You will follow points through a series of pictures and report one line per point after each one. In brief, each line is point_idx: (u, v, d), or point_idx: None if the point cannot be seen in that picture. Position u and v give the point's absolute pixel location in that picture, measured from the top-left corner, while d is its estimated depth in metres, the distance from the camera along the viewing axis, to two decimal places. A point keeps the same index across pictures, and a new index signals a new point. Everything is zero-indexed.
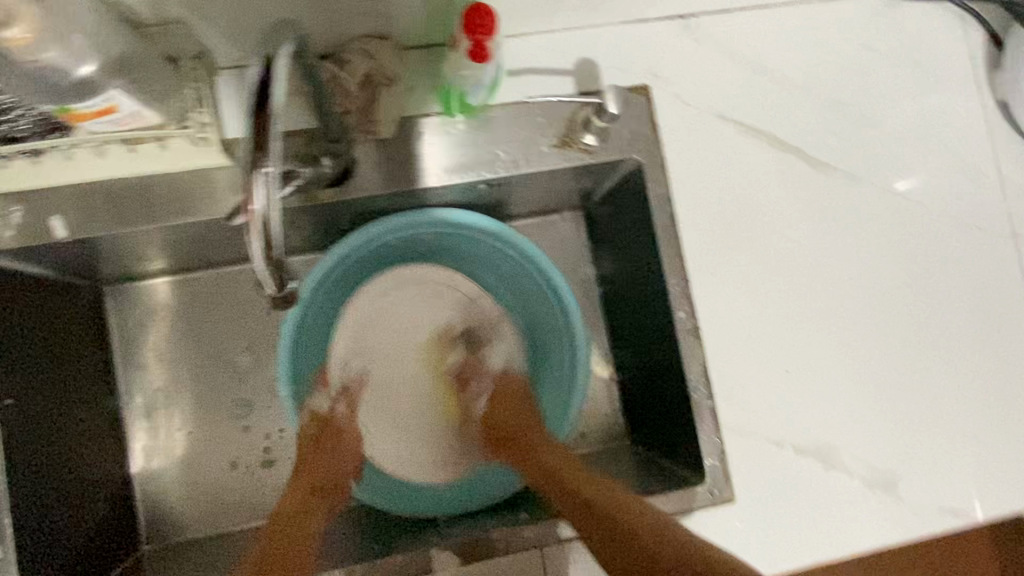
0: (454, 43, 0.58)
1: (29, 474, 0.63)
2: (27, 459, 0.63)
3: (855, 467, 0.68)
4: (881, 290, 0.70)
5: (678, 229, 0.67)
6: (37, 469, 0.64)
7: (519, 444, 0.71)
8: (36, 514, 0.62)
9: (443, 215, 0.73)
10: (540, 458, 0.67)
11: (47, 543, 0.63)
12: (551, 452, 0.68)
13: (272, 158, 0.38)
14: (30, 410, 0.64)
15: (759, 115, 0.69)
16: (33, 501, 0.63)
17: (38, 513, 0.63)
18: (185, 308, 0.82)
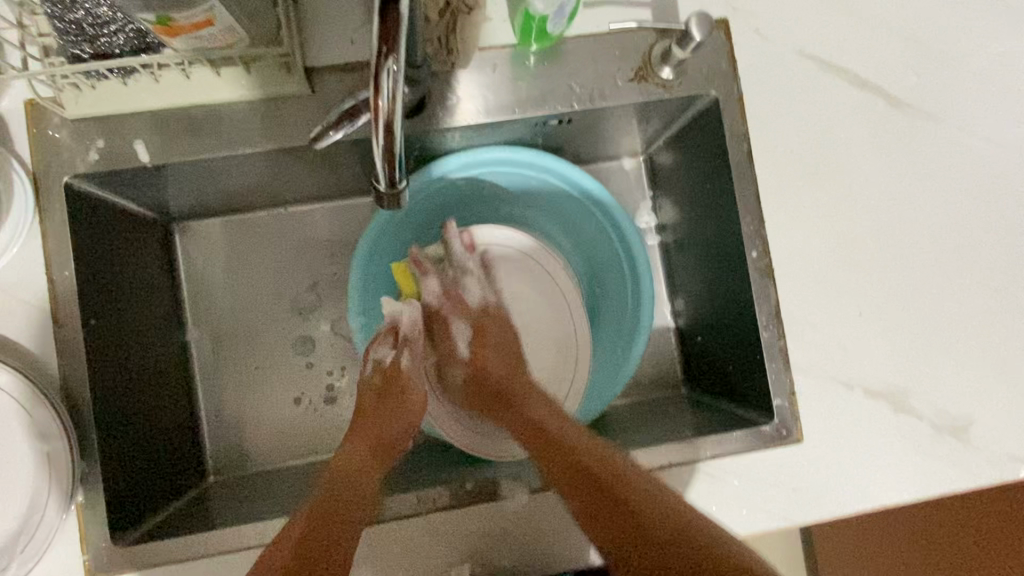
0: None
1: (112, 395, 0.64)
2: (109, 380, 0.64)
3: (926, 412, 0.67)
4: (959, 234, 0.68)
5: (753, 167, 0.66)
6: (117, 393, 0.65)
7: (558, 450, 0.63)
8: (117, 434, 0.64)
9: (507, 151, 0.73)
10: (524, 411, 0.69)
11: (128, 463, 0.64)
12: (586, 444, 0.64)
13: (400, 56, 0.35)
14: (112, 335, 0.66)
15: (839, 53, 0.68)
16: (114, 421, 0.64)
17: (120, 434, 0.64)
18: (251, 247, 0.83)
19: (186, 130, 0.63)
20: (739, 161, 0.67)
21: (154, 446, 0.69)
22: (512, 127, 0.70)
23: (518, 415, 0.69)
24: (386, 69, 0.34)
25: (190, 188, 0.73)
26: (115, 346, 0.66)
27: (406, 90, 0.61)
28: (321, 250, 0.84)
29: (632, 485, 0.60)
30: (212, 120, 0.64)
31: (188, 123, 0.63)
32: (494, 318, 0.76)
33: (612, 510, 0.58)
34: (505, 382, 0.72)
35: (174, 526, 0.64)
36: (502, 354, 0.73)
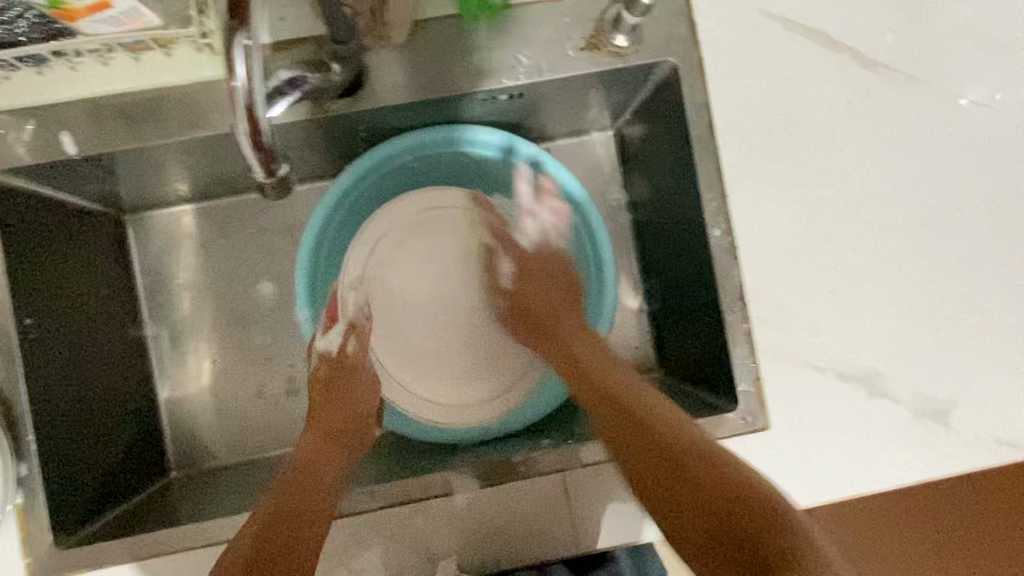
0: None
1: (54, 393, 0.63)
2: (51, 378, 0.63)
3: (904, 395, 0.63)
4: (940, 205, 0.64)
5: (715, 139, 0.62)
6: (61, 391, 0.64)
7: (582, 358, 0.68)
8: (60, 432, 0.63)
9: (460, 131, 0.69)
10: (592, 375, 0.66)
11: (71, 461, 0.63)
12: (601, 355, 0.68)
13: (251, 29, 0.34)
14: (54, 331, 0.65)
15: (808, 12, 0.63)
16: (57, 419, 0.63)
17: (63, 432, 0.63)
18: (207, 237, 0.81)
19: (115, 119, 0.61)
20: (700, 133, 0.62)
21: (103, 443, 0.68)
22: (462, 104, 0.67)
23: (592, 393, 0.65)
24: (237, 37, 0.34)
25: (134, 179, 0.71)
26: (57, 344, 0.65)
27: (336, 69, 0.57)
28: (279, 238, 0.81)
29: (682, 440, 0.57)
30: (139, 108, 0.61)
31: (115, 112, 0.61)
32: (546, 261, 0.75)
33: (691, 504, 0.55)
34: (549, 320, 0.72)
35: (122, 526, 0.63)
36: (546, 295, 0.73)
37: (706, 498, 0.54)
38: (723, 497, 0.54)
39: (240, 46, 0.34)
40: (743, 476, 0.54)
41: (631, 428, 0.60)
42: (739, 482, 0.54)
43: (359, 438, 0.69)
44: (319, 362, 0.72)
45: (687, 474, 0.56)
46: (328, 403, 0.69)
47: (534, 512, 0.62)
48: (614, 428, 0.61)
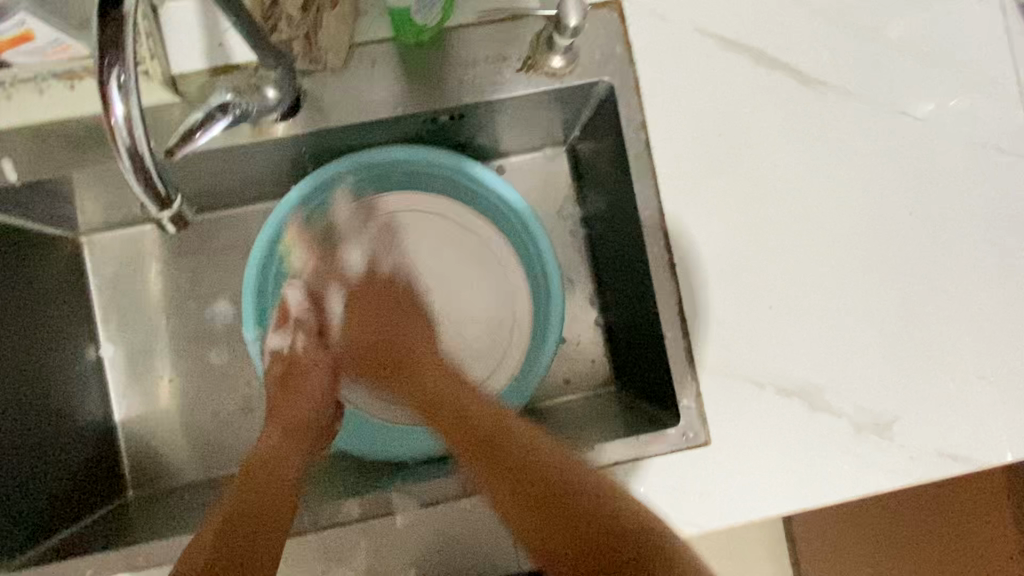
0: None
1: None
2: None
3: (846, 409, 0.63)
4: (877, 219, 0.64)
5: (652, 156, 0.63)
6: (5, 413, 0.64)
7: (469, 429, 0.61)
8: (3, 455, 0.63)
9: (405, 149, 0.70)
10: (418, 379, 0.68)
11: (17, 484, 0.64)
12: (508, 420, 0.61)
13: (127, 65, 0.33)
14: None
15: (743, 31, 0.64)
16: (2, 442, 0.63)
17: (7, 455, 0.64)
18: (162, 257, 0.81)
19: (54, 145, 0.61)
20: (637, 151, 0.63)
21: (51, 465, 0.68)
22: (406, 123, 0.67)
23: (465, 441, 0.60)
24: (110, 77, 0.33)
25: (85, 201, 0.72)
26: (2, 367, 0.65)
27: (271, 94, 0.58)
28: (233, 258, 0.82)
29: (577, 479, 0.54)
30: (79, 133, 0.61)
31: (54, 138, 0.61)
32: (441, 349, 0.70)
33: (551, 514, 0.53)
34: (405, 351, 0.71)
35: (67, 548, 0.63)
36: (399, 347, 0.71)
37: (581, 508, 0.52)
38: (593, 521, 0.51)
39: (113, 81, 0.33)
40: (631, 511, 0.52)
41: (490, 446, 0.58)
42: (597, 502, 0.52)
43: (324, 436, 0.68)
44: (273, 362, 0.70)
45: (571, 506, 0.52)
46: (289, 402, 0.67)
47: (483, 529, 0.61)
48: (507, 462, 0.57)
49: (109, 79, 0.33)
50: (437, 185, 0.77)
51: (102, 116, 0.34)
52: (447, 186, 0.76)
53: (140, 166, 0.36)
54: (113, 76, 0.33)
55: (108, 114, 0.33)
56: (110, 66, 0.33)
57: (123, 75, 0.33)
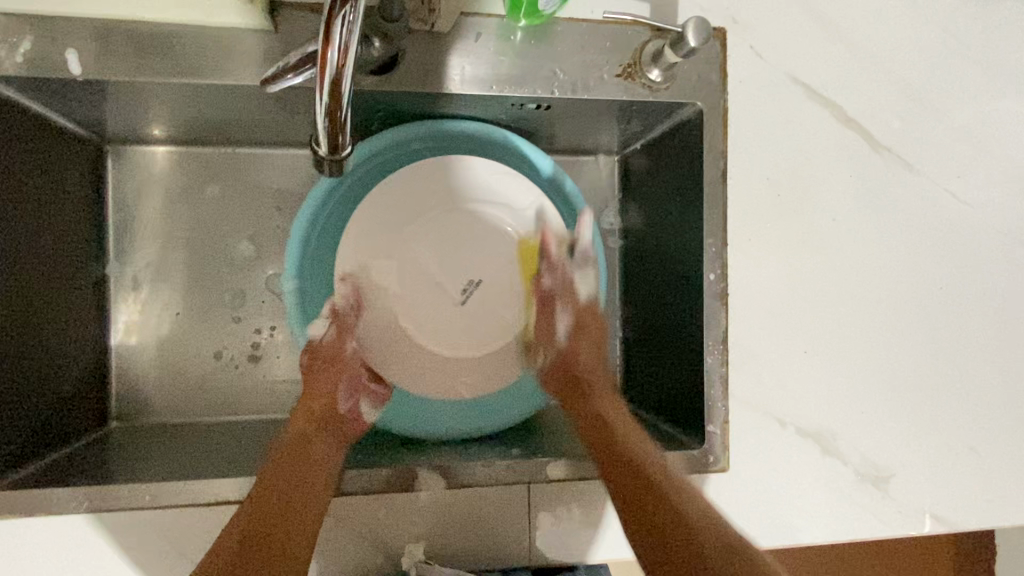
0: None
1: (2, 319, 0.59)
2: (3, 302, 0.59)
3: (853, 458, 0.67)
4: (911, 288, 0.68)
5: (726, 187, 0.64)
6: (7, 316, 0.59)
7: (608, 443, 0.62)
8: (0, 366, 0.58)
9: (482, 129, 0.70)
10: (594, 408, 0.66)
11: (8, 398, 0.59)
12: (602, 374, 0.70)
13: (356, 5, 0.39)
14: (13, 254, 0.60)
15: (829, 85, 0.66)
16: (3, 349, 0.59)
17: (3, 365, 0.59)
18: (189, 182, 0.77)
19: (122, 45, 0.57)
20: (713, 178, 0.64)
21: (42, 380, 0.64)
22: (486, 102, 0.66)
23: (589, 410, 0.66)
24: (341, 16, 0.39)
25: (125, 112, 0.67)
26: (14, 268, 0.60)
27: (376, 45, 0.56)
28: (264, 200, 0.78)
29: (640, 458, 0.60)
30: (152, 40, 0.57)
31: (124, 38, 0.57)
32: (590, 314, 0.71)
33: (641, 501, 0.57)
34: (588, 373, 0.70)
35: (55, 475, 0.59)
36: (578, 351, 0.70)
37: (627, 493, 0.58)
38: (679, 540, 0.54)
39: (339, 19, 0.39)
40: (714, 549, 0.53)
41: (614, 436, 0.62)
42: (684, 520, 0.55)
43: (345, 425, 0.65)
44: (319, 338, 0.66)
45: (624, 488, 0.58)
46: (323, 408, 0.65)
47: (497, 518, 0.63)
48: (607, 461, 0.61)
49: (337, 16, 0.39)
50: None
51: (321, 49, 0.40)
52: None
53: (335, 103, 0.42)
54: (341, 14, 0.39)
55: (326, 48, 0.40)
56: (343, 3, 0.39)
57: (350, 14, 0.39)
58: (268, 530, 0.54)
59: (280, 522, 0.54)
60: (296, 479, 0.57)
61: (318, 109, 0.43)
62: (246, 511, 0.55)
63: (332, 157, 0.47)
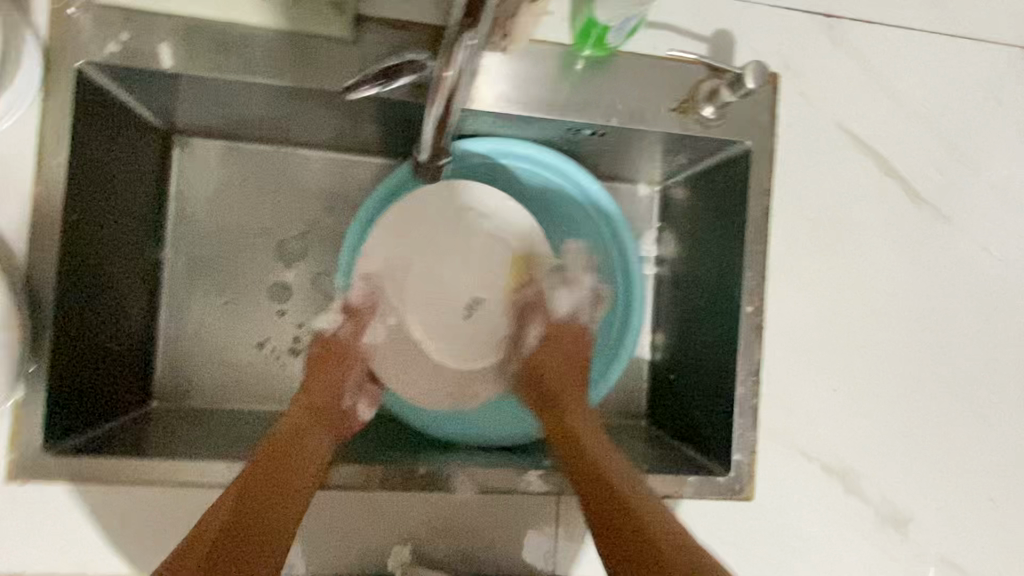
0: None
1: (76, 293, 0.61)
2: (78, 277, 0.61)
3: (874, 498, 0.69)
4: (940, 336, 0.70)
5: (768, 224, 0.67)
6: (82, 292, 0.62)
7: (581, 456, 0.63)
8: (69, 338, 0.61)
9: (536, 152, 0.73)
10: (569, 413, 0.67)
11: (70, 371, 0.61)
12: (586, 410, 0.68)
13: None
14: (89, 233, 0.63)
15: (873, 135, 0.69)
16: (73, 322, 0.61)
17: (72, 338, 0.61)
18: (247, 177, 0.80)
19: (211, 45, 0.60)
20: (757, 215, 0.67)
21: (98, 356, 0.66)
22: (544, 126, 0.69)
23: (560, 420, 0.67)
24: None
25: (201, 107, 0.70)
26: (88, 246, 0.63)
27: None
28: (318, 201, 0.81)
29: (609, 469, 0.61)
30: (240, 42, 0.61)
31: (213, 39, 0.60)
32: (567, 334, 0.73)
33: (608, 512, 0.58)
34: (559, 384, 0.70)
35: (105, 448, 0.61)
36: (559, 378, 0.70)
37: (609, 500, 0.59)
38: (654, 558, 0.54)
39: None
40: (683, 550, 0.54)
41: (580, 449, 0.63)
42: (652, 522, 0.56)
43: (344, 419, 0.67)
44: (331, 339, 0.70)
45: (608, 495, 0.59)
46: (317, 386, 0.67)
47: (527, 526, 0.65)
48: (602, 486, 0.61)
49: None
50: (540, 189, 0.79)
51: None
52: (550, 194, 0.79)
53: None
54: None
55: None
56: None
57: None
58: (249, 524, 0.54)
59: (264, 517, 0.55)
60: (282, 474, 0.58)
61: None
62: (227, 506, 0.54)
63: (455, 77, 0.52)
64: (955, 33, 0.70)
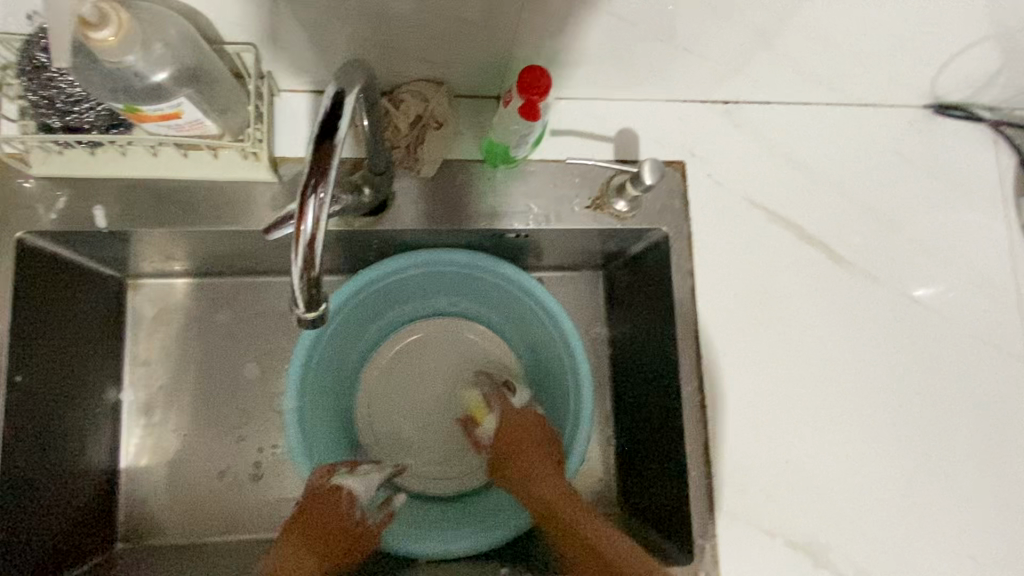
0: (508, 99, 0.59)
1: (1, 466, 0.62)
2: (3, 442, 0.62)
3: (846, 570, 0.67)
4: (886, 391, 0.70)
5: (694, 304, 0.69)
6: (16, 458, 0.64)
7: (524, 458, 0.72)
8: (1, 503, 0.62)
9: (469, 256, 0.72)
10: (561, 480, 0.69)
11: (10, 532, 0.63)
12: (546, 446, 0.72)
13: (328, 186, 0.41)
14: (23, 397, 0.64)
15: (787, 206, 0.72)
16: (2, 490, 0.62)
17: (2, 505, 0.62)
18: (194, 314, 0.81)
19: (141, 202, 0.65)
20: (682, 296, 0.69)
21: (37, 513, 0.66)
22: (472, 234, 0.72)
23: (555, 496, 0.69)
24: (313, 196, 0.41)
25: (146, 252, 0.73)
26: (23, 410, 0.65)
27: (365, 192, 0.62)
28: (276, 326, 0.82)
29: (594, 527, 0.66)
30: (169, 191, 0.65)
31: (144, 191, 0.65)
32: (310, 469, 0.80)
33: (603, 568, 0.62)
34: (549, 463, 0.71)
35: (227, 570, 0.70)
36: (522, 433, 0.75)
37: None
38: None
39: (312, 200, 0.41)
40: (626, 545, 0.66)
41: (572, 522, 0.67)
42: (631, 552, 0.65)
43: None
44: None
45: None
46: None
47: None
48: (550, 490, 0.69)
49: (311, 196, 0.41)
50: (478, 286, 0.79)
51: (295, 226, 0.41)
52: (488, 288, 0.79)
53: (309, 267, 0.43)
54: (313, 191, 0.41)
55: (300, 223, 0.41)
56: (315, 185, 0.41)
57: (321, 190, 0.41)
58: None
59: None
60: None
61: (293, 274, 0.43)
62: None
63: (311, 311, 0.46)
64: (852, 101, 0.73)
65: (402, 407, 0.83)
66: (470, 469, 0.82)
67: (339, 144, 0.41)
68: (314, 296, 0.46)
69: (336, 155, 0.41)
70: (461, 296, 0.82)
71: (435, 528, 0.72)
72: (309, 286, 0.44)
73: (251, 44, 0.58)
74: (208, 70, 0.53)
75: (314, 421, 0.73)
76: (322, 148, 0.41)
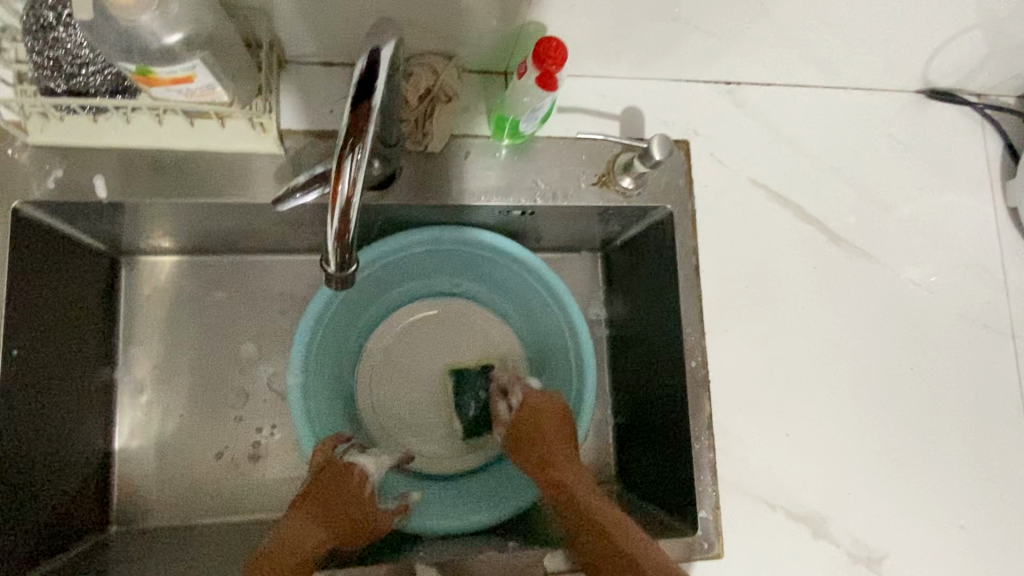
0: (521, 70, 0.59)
1: None
2: None
3: (844, 540, 0.69)
4: (880, 367, 0.72)
5: (698, 281, 0.69)
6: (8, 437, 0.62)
7: (539, 451, 0.70)
8: None
9: (476, 233, 0.72)
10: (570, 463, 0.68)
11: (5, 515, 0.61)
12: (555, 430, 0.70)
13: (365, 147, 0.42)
14: (18, 374, 0.63)
15: (786, 186, 0.73)
16: None
17: None
18: (190, 291, 0.80)
19: (143, 172, 0.63)
20: (686, 273, 0.69)
21: (32, 494, 0.64)
22: (478, 211, 0.71)
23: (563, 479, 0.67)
24: (349, 157, 0.41)
25: (144, 227, 0.71)
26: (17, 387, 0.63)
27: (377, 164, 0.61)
28: (270, 304, 0.81)
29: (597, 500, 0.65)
30: (172, 161, 0.64)
31: (146, 162, 0.63)
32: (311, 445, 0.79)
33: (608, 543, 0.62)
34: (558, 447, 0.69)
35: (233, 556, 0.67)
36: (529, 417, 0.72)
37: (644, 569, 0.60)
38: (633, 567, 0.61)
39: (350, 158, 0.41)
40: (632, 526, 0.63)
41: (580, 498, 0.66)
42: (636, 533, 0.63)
43: None
44: None
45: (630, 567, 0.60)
46: None
47: None
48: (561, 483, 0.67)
49: (347, 157, 0.41)
50: (482, 265, 0.79)
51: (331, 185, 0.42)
52: (492, 267, 0.79)
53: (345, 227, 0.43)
54: (349, 152, 0.41)
55: (337, 184, 0.42)
56: (353, 146, 0.41)
57: (356, 151, 0.41)
58: None
59: None
60: None
61: (328, 232, 0.44)
62: None
63: (341, 271, 0.47)
64: (849, 84, 0.75)
65: (405, 387, 0.83)
66: (471, 449, 0.82)
67: (377, 107, 0.41)
68: (346, 260, 0.47)
69: (372, 116, 0.42)
70: (463, 276, 0.82)
71: (443, 504, 0.73)
72: (344, 246, 0.44)
73: (262, 12, 0.57)
74: (222, 35, 0.52)
75: (318, 399, 0.73)
76: (359, 110, 0.41)
